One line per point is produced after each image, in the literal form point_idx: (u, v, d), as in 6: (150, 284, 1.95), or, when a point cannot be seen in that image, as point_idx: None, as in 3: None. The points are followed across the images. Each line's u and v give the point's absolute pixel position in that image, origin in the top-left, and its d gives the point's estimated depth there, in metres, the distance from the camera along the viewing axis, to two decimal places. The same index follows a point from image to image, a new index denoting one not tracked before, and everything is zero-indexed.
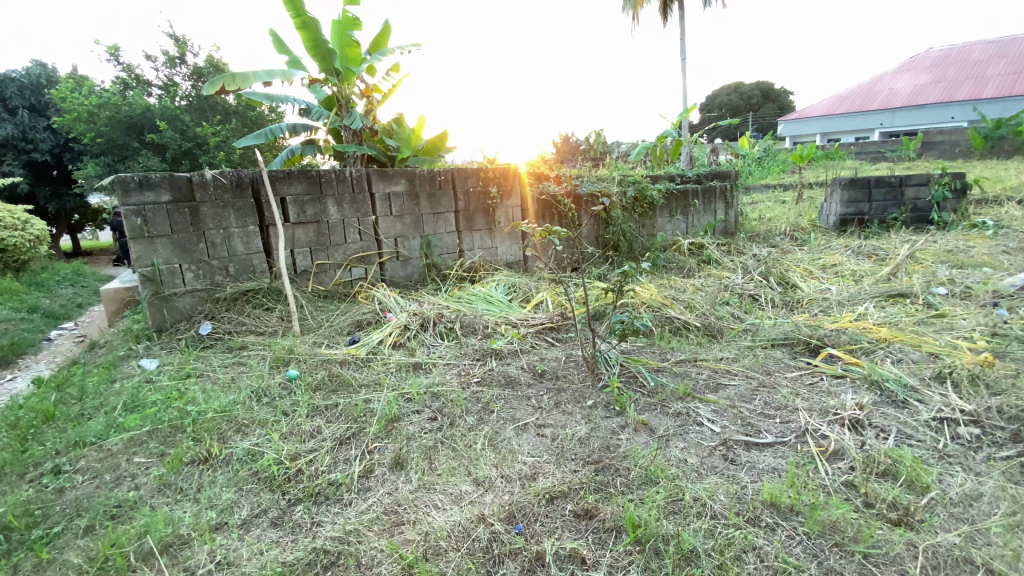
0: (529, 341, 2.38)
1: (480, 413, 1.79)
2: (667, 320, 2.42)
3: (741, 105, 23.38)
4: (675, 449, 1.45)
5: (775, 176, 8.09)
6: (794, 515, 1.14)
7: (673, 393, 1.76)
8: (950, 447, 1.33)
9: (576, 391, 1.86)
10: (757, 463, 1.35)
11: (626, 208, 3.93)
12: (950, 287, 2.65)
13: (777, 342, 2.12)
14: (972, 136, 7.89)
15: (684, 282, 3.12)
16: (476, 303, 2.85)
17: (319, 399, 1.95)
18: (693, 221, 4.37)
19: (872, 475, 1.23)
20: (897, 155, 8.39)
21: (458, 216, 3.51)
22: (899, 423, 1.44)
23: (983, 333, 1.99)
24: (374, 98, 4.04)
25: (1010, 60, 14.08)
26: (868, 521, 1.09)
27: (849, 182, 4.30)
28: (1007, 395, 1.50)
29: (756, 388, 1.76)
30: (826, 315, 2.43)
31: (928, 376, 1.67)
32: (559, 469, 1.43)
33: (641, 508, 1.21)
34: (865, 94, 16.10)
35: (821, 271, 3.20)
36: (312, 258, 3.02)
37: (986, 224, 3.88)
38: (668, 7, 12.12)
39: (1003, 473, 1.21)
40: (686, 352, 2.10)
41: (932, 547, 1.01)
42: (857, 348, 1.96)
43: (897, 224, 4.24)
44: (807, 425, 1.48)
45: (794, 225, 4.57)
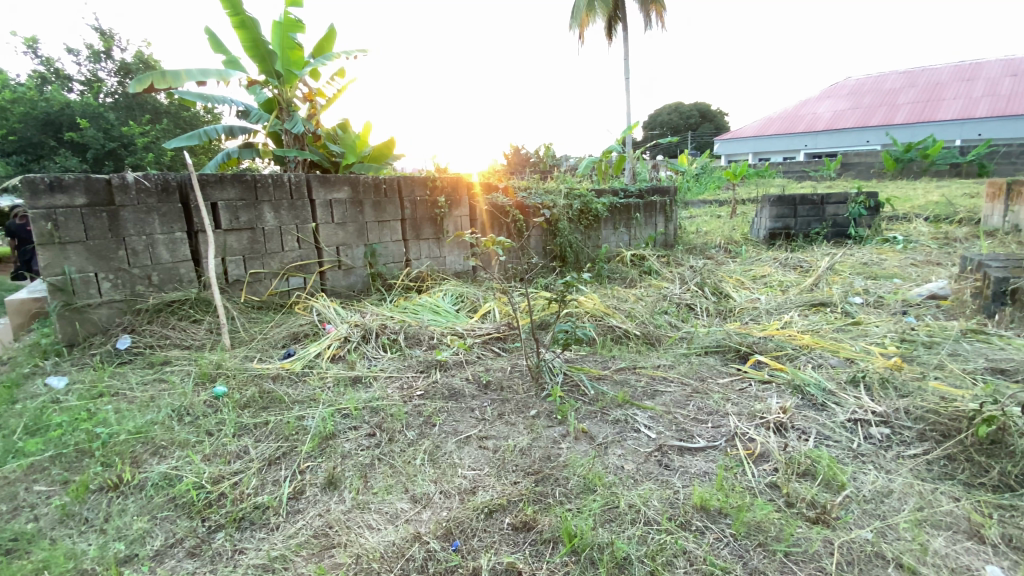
0: (474, 351, 2.35)
1: (420, 427, 1.73)
2: (609, 329, 2.46)
3: (682, 125, 24.61)
4: (613, 456, 1.46)
5: (711, 192, 8.54)
6: (723, 517, 1.16)
7: (613, 400, 1.79)
8: (863, 446, 1.42)
9: (520, 401, 1.84)
10: (690, 468, 1.38)
11: (572, 220, 4.00)
12: (865, 296, 2.86)
13: (710, 349, 2.21)
14: (885, 158, 8.64)
15: (626, 292, 3.20)
16: (422, 314, 2.79)
17: (247, 417, 1.83)
18: (636, 234, 4.50)
19: (794, 475, 1.28)
20: (819, 174, 9.06)
21: (405, 224, 3.43)
22: (819, 424, 1.53)
23: (893, 339, 2.15)
24: (317, 102, 3.91)
25: (915, 91, 15.60)
26: (789, 520, 1.13)
27: (777, 199, 4.58)
28: (913, 396, 1.62)
29: (690, 394, 1.81)
30: (756, 323, 2.56)
31: (845, 379, 1.78)
32: (499, 482, 1.40)
33: (578, 517, 1.20)
34: (791, 118, 17.34)
35: (752, 281, 3.38)
36: (245, 267, 2.86)
37: (896, 239, 4.24)
38: (613, 27, 12.65)
39: (911, 470, 1.30)
40: (626, 360, 2.14)
41: (846, 543, 1.06)
42: (783, 354, 2.07)
43: (820, 238, 4.55)
44: (736, 429, 1.53)
45: (729, 238, 4.82)
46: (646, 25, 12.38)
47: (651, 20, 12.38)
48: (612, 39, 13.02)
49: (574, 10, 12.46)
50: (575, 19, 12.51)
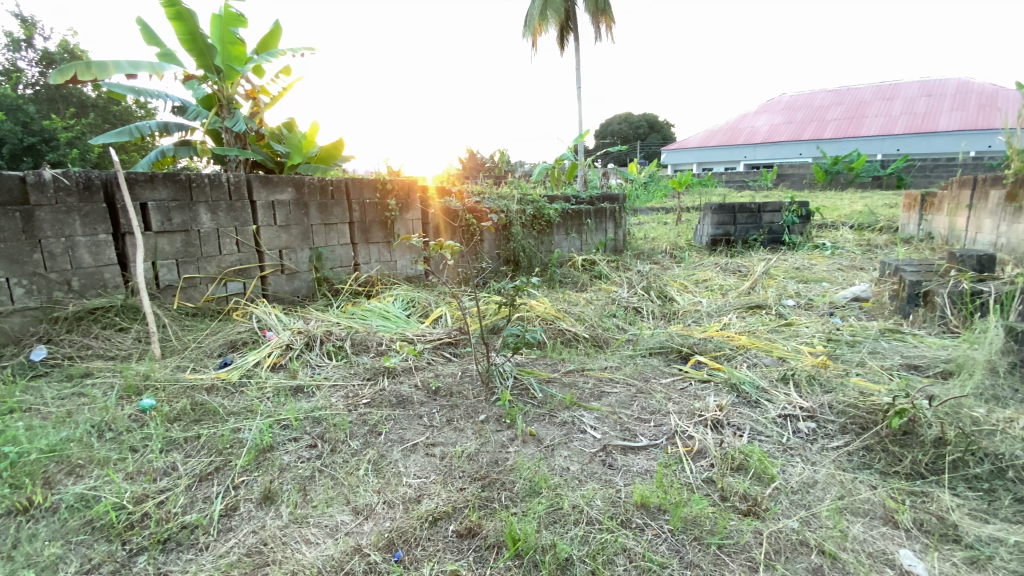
0: (425, 357, 2.30)
1: (365, 437, 1.68)
2: (559, 332, 2.48)
3: (632, 135, 25.43)
4: (559, 458, 1.47)
5: (658, 200, 8.85)
6: (662, 513, 1.19)
7: (561, 403, 1.80)
8: (792, 440, 1.49)
9: (469, 407, 1.82)
10: (632, 467, 1.41)
11: (525, 225, 4.03)
12: (797, 299, 3.04)
13: (654, 351, 2.27)
14: (816, 170, 9.25)
15: (576, 296, 3.25)
16: (370, 319, 2.71)
17: (177, 431, 1.71)
18: (587, 240, 4.58)
19: (728, 470, 1.34)
20: (758, 184, 9.58)
21: (353, 227, 3.34)
22: (753, 421, 1.60)
23: (821, 339, 2.29)
24: (260, 100, 3.76)
25: (843, 108, 16.81)
26: (723, 513, 1.17)
27: (718, 207, 4.80)
28: (837, 392, 1.72)
29: (635, 394, 1.85)
30: (698, 326, 2.66)
31: (776, 377, 1.88)
32: (445, 489, 1.37)
33: (523, 520, 1.19)
34: (733, 130, 18.27)
35: (694, 285, 3.52)
36: (178, 271, 2.69)
37: (825, 245, 4.54)
38: (565, 38, 12.93)
39: (834, 461, 1.38)
40: (575, 363, 2.17)
41: (774, 533, 1.11)
42: (721, 354, 2.16)
43: (757, 244, 4.80)
44: (677, 428, 1.58)
45: (674, 244, 5.00)
46: (596, 37, 12.74)
47: (601, 32, 12.74)
48: (564, 49, 13.31)
49: (527, 19, 12.65)
50: (527, 28, 12.70)
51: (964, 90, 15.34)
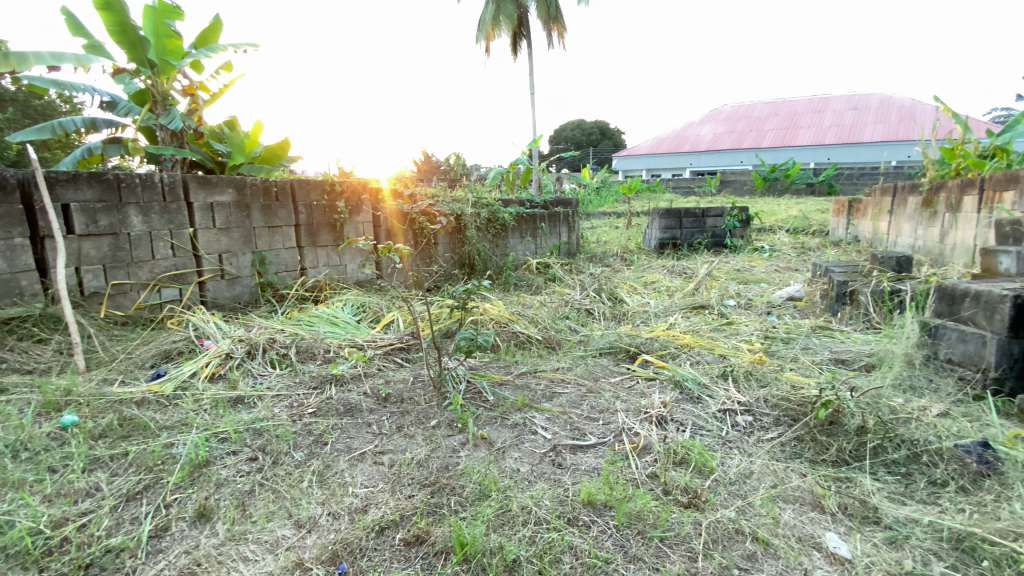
0: (375, 363, 2.24)
1: (310, 447, 1.61)
2: (512, 334, 2.49)
3: (585, 141, 26.00)
4: (510, 460, 1.47)
5: (610, 205, 9.09)
6: (608, 510, 1.21)
7: (513, 405, 1.80)
8: (731, 434, 1.56)
9: (420, 413, 1.77)
10: (580, 465, 1.43)
11: (480, 229, 4.01)
12: (737, 298, 3.19)
13: (604, 351, 2.32)
14: (755, 177, 9.77)
15: (531, 298, 3.28)
16: (318, 326, 2.62)
17: (103, 448, 1.59)
18: (541, 243, 4.62)
19: (671, 465, 1.38)
20: (702, 191, 10.02)
21: (299, 230, 3.23)
22: (695, 416, 1.66)
23: (759, 336, 2.42)
24: (199, 97, 3.57)
25: (780, 120, 17.85)
26: (665, 507, 1.21)
27: (665, 211, 4.98)
28: (772, 386, 1.82)
29: (584, 394, 1.88)
30: (645, 326, 2.74)
31: (717, 374, 1.96)
32: (393, 497, 1.34)
33: (471, 525, 1.18)
34: (680, 138, 19.00)
35: (643, 287, 3.63)
36: (106, 277, 2.51)
37: (764, 248, 4.79)
38: (518, 44, 13.08)
39: (768, 452, 1.45)
40: (528, 365, 2.18)
41: (713, 523, 1.15)
42: (666, 353, 2.23)
43: (701, 247, 5.01)
44: (623, 425, 1.61)
45: (624, 248, 5.14)
46: (548, 43, 12.95)
47: (553, 39, 12.98)
48: (518, 54, 13.44)
49: (479, 23, 12.70)
50: (480, 32, 12.76)
51: (884, 105, 16.62)
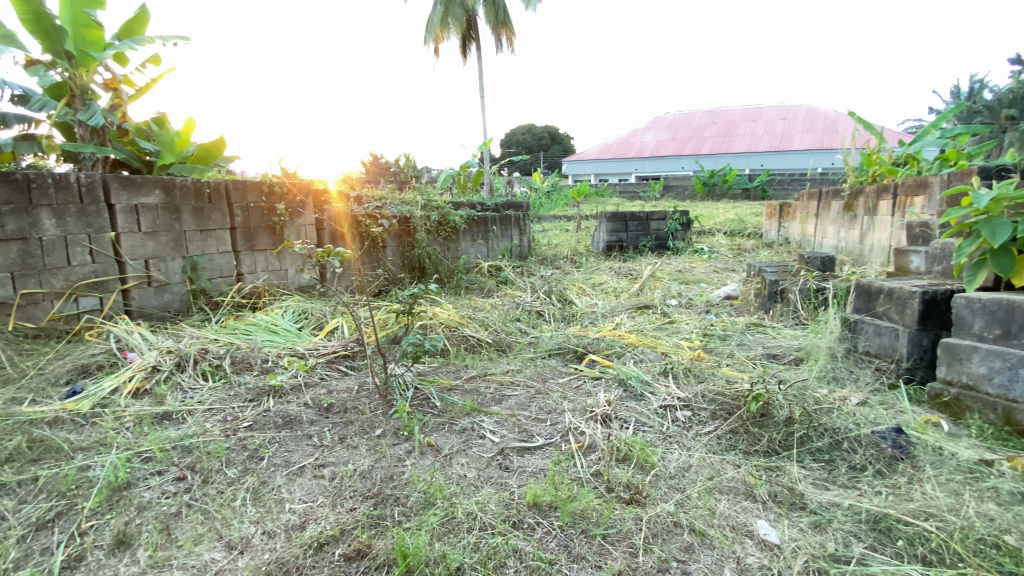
0: (317, 372, 2.15)
1: (244, 463, 1.52)
2: (462, 338, 2.46)
3: (535, 145, 26.31)
4: (457, 466, 1.44)
5: (561, 208, 9.23)
6: (553, 511, 1.22)
7: (461, 410, 1.77)
8: (671, 429, 1.61)
9: (365, 422, 1.71)
10: (527, 467, 1.42)
11: (430, 231, 3.94)
12: (679, 298, 3.31)
13: (553, 352, 2.34)
14: (696, 182, 10.23)
15: (482, 301, 3.27)
16: (255, 335, 2.50)
17: (7, 474, 1.44)
18: (493, 246, 4.60)
19: (615, 462, 1.41)
20: (647, 195, 10.39)
21: (235, 234, 3.06)
22: (638, 413, 1.70)
23: (698, 334, 2.52)
24: (124, 92, 3.33)
25: (719, 128, 18.77)
26: (608, 504, 1.23)
27: (611, 215, 5.11)
28: (709, 381, 1.90)
29: (533, 395, 1.89)
30: (593, 326, 2.79)
31: (658, 371, 2.03)
32: (334, 511, 1.28)
33: (415, 535, 1.14)
34: (626, 144, 19.59)
35: (591, 288, 3.70)
36: (13, 286, 2.28)
37: (703, 250, 5.01)
38: (467, 46, 13.07)
39: (706, 445, 1.50)
40: (477, 368, 2.16)
41: (653, 517, 1.18)
42: (612, 352, 2.28)
43: (646, 249, 5.18)
44: (570, 425, 1.63)
45: (574, 250, 5.23)
46: (497, 46, 13.01)
47: (502, 43, 13.07)
48: (467, 56, 13.42)
49: (427, 24, 12.59)
50: (428, 33, 12.65)
51: (811, 115, 17.83)
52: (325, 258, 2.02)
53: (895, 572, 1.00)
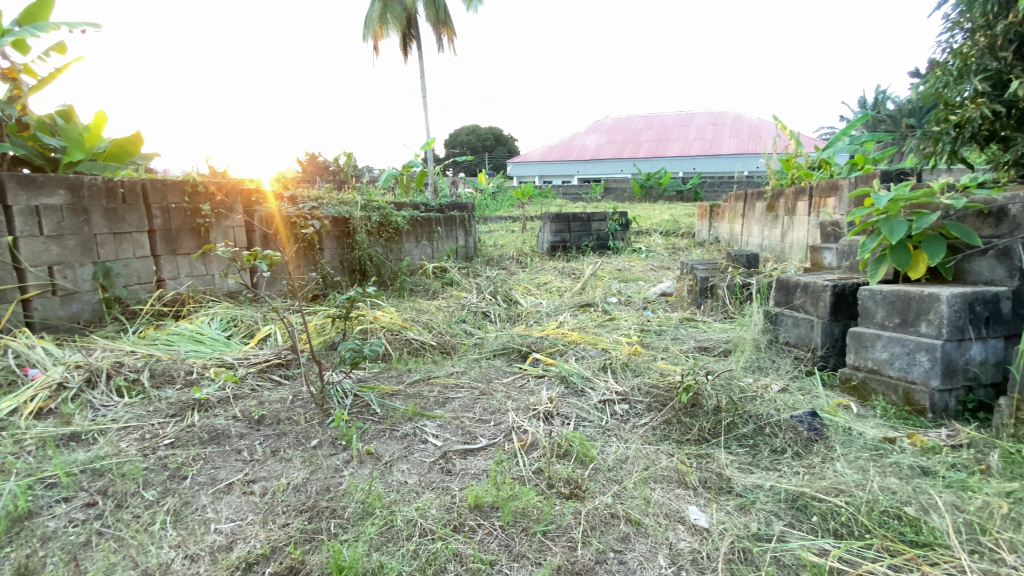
0: (248, 383, 2.03)
1: (164, 483, 1.41)
2: (405, 341, 2.41)
3: (480, 147, 26.31)
4: (397, 473, 1.40)
5: (506, 209, 9.27)
6: (494, 511, 1.21)
7: (403, 415, 1.73)
8: (610, 422, 1.66)
9: (300, 433, 1.64)
10: (469, 469, 1.41)
11: (371, 233, 3.82)
12: (619, 296, 3.42)
13: (497, 352, 2.35)
14: (635, 184, 10.61)
15: (427, 303, 3.22)
16: (178, 345, 2.33)
17: None
18: (438, 247, 4.52)
19: (556, 458, 1.42)
20: (589, 197, 10.66)
21: (154, 237, 2.84)
22: (578, 409, 1.74)
23: (636, 330, 2.61)
24: (23, 81, 3.00)
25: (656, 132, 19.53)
26: (548, 501, 1.24)
27: (555, 216, 5.20)
28: (644, 375, 1.97)
29: (477, 396, 1.88)
30: (537, 325, 2.82)
31: (598, 367, 2.08)
32: (264, 529, 1.21)
33: (351, 546, 1.10)
34: (569, 147, 19.99)
35: (536, 288, 3.75)
36: None
37: (642, 249, 5.20)
38: (408, 45, 12.85)
39: (642, 437, 1.56)
40: (420, 372, 2.12)
41: (592, 511, 1.21)
42: (555, 350, 2.32)
43: (588, 249, 5.31)
44: (513, 424, 1.64)
45: (520, 250, 5.27)
46: (438, 46, 12.89)
47: (443, 43, 12.96)
48: (408, 55, 13.19)
49: (366, 21, 12.26)
50: (367, 30, 12.33)
51: (740, 121, 18.92)
52: (251, 261, 1.81)
53: (811, 546, 1.07)
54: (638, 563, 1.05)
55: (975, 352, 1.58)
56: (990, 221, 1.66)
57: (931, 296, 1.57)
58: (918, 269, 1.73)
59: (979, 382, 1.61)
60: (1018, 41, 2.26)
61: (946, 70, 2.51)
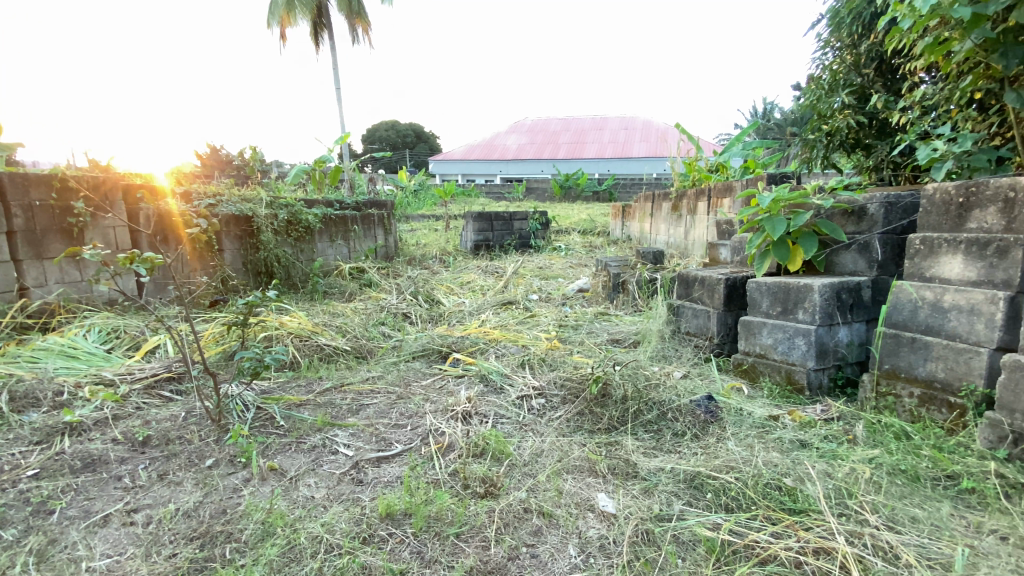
0: (133, 401, 1.83)
1: (26, 521, 1.23)
2: (316, 347, 2.29)
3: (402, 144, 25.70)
4: (304, 488, 1.33)
5: (429, 207, 9.12)
6: (407, 518, 1.18)
7: (311, 426, 1.64)
8: (526, 418, 1.69)
9: (192, 452, 1.50)
10: (382, 477, 1.37)
11: (278, 232, 3.59)
12: (539, 293, 3.48)
13: (417, 354, 2.30)
14: (555, 184, 10.87)
15: (342, 306, 3.08)
16: (45, 362, 2.04)
17: None
18: (354, 247, 4.34)
19: (471, 458, 1.42)
20: (512, 197, 10.79)
21: (13, 239, 2.47)
22: (497, 406, 1.75)
23: (554, 325, 2.67)
24: None
25: None
26: (462, 501, 1.23)
27: (477, 215, 5.22)
28: (560, 369, 2.03)
29: (393, 401, 1.83)
30: (459, 325, 2.81)
31: (517, 363, 2.11)
32: (147, 562, 1.09)
33: (249, 571, 1.03)
34: (492, 146, 20.09)
35: (459, 287, 3.72)
36: None
37: (562, 247, 5.35)
38: (320, 35, 12.28)
39: (556, 429, 1.60)
40: (333, 379, 2.03)
41: (504, 508, 1.21)
42: (476, 349, 2.31)
43: (510, 248, 5.37)
44: (431, 427, 1.61)
45: (442, 249, 5.20)
46: (353, 37, 12.42)
47: (358, 34, 12.49)
48: (319, 44, 12.57)
49: (271, 7, 11.52)
50: (272, 16, 11.57)
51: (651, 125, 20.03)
52: (127, 265, 1.60)
53: (706, 521, 1.15)
54: (549, 555, 1.08)
55: (842, 335, 1.78)
56: (852, 219, 1.88)
57: (806, 286, 1.74)
58: (795, 262, 1.92)
59: (847, 361, 1.81)
60: (877, 60, 2.59)
61: (820, 83, 2.81)
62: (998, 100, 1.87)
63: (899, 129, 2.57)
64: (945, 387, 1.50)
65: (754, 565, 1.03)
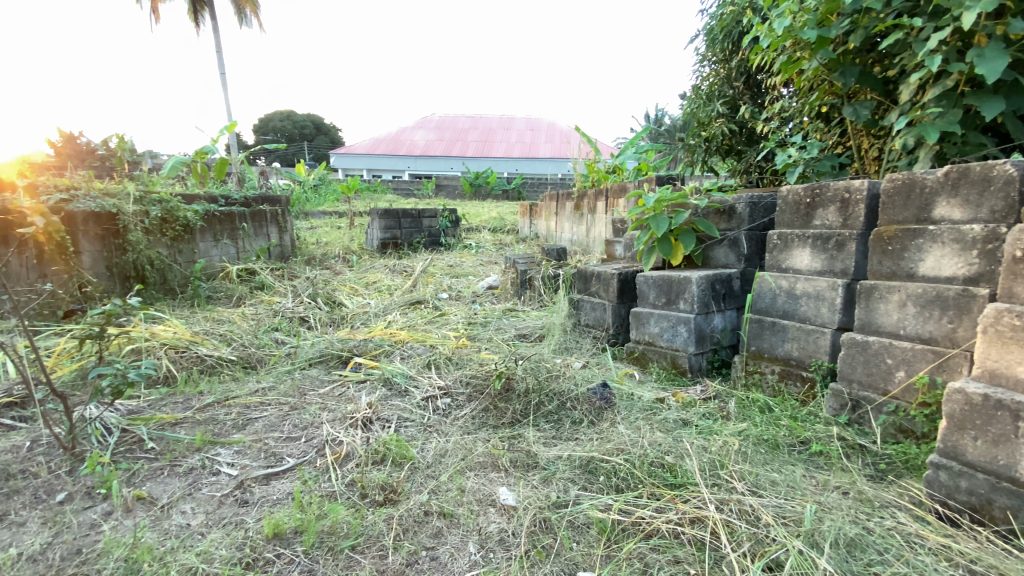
0: None
1: None
2: (197, 359, 2.09)
3: (301, 136, 24.16)
4: (177, 516, 1.20)
5: (332, 203, 8.66)
6: (297, 536, 1.12)
7: (189, 446, 1.49)
8: (431, 419, 1.67)
9: (40, 487, 1.30)
10: (271, 495, 1.28)
11: (150, 231, 3.21)
12: (448, 291, 3.46)
13: (314, 361, 2.18)
14: (465, 181, 10.86)
15: (230, 311, 2.82)
16: None
17: None
18: (244, 246, 4.00)
19: (371, 465, 1.38)
20: (421, 194, 10.60)
21: None
22: (401, 410, 1.72)
23: (463, 323, 2.67)
24: None
25: None
26: (359, 512, 1.19)
27: (384, 212, 5.06)
28: (466, 367, 2.03)
29: (286, 413, 1.72)
30: (364, 327, 2.70)
31: (423, 364, 2.08)
32: None
33: None
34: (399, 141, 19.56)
35: (364, 288, 3.58)
36: None
37: (471, 245, 5.36)
38: (201, 14, 11.18)
39: (461, 428, 1.61)
40: (217, 393, 1.86)
41: (402, 514, 1.19)
42: (380, 352, 2.25)
43: (420, 246, 5.28)
44: (327, 437, 1.54)
45: (346, 248, 4.97)
46: (240, 19, 11.45)
47: (246, 16, 11.55)
48: (200, 24, 11.42)
49: None
50: None
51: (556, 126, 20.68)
52: None
53: (598, 504, 1.22)
54: (449, 555, 1.08)
55: (717, 322, 1.97)
56: (723, 218, 2.07)
57: (685, 279, 1.90)
58: (677, 257, 2.09)
59: (721, 345, 2.01)
60: (745, 75, 2.88)
61: (699, 93, 3.09)
62: (839, 113, 2.17)
63: (763, 138, 2.88)
64: (799, 363, 1.73)
65: (640, 540, 1.11)
